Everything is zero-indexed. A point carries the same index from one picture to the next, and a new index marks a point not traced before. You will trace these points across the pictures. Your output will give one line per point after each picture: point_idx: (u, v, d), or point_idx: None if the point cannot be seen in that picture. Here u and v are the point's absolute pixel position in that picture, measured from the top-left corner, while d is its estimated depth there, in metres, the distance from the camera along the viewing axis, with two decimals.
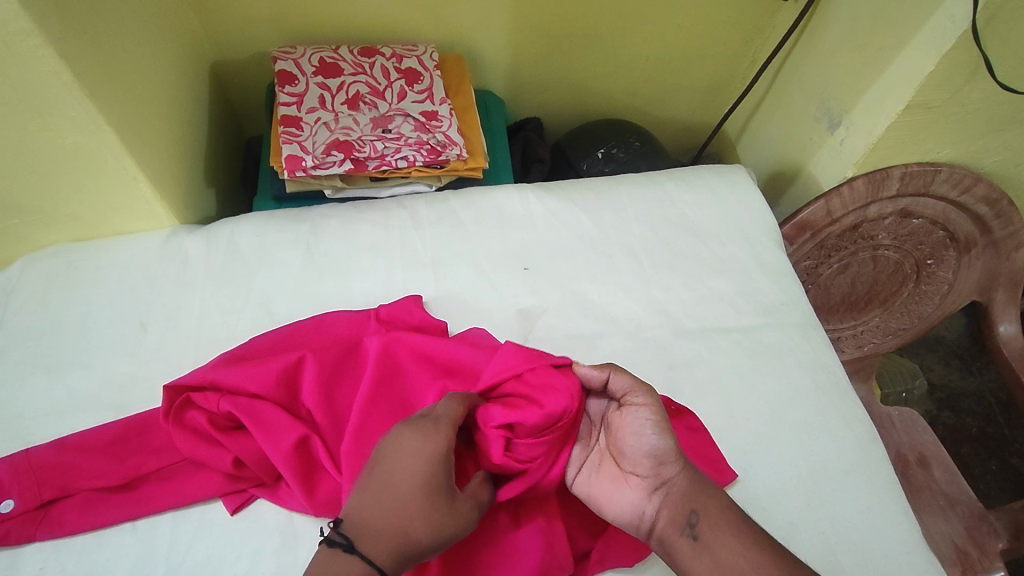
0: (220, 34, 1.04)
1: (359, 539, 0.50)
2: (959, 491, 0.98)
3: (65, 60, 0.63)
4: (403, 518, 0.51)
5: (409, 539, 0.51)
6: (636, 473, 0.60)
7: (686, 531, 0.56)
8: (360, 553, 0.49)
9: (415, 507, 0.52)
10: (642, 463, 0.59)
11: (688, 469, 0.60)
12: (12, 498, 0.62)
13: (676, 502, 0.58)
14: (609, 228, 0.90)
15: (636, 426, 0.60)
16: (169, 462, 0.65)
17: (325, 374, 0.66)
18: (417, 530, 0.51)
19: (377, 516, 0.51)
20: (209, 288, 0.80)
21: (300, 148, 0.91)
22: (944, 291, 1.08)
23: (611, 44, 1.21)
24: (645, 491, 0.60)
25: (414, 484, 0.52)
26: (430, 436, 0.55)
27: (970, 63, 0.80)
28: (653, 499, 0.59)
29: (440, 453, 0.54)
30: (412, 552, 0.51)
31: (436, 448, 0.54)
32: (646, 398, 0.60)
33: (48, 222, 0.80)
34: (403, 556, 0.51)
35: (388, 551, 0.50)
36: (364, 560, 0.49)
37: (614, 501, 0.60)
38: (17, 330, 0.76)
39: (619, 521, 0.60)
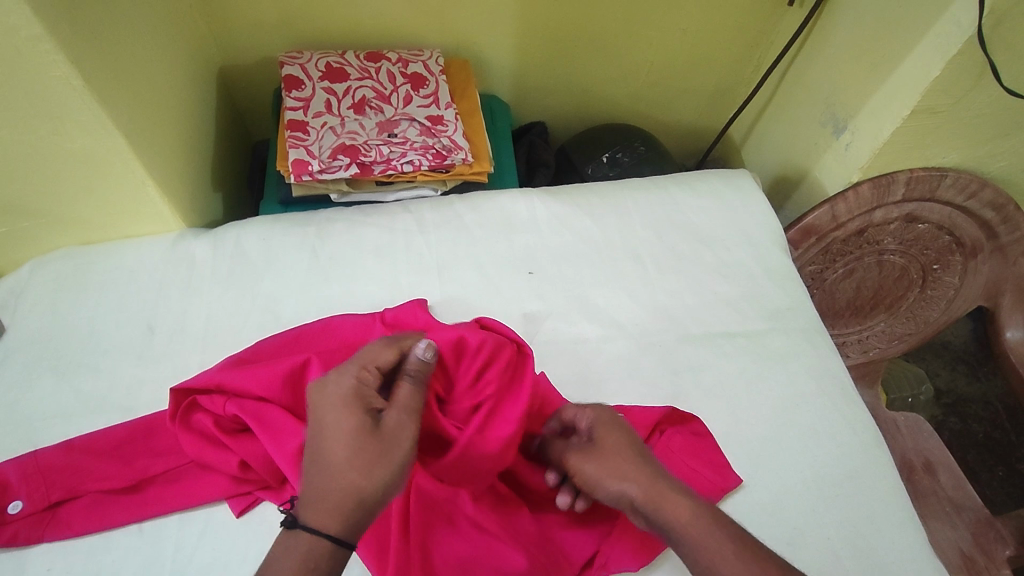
0: (227, 39, 1.05)
1: (301, 512, 0.49)
2: (965, 497, 0.98)
3: (75, 66, 0.64)
4: (339, 474, 0.50)
5: (352, 491, 0.50)
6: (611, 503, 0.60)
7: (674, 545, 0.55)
8: (305, 527, 0.49)
9: (347, 458, 0.51)
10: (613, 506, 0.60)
11: (637, 481, 0.58)
12: (20, 499, 0.62)
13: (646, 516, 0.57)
14: (614, 232, 0.91)
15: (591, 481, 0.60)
16: (175, 465, 0.66)
17: None
18: (358, 479, 0.50)
19: (314, 484, 0.50)
20: (216, 292, 0.81)
21: (306, 152, 0.92)
22: (950, 296, 1.07)
23: (616, 49, 1.21)
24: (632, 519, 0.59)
25: (337, 436, 0.52)
26: (335, 382, 0.55)
27: (976, 68, 0.80)
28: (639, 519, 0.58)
29: (349, 396, 0.54)
30: (362, 505, 0.50)
31: (345, 393, 0.54)
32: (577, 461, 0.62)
33: (56, 226, 0.81)
34: (356, 514, 0.50)
35: (333, 514, 0.49)
36: (311, 531, 0.48)
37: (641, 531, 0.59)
38: (27, 332, 0.76)
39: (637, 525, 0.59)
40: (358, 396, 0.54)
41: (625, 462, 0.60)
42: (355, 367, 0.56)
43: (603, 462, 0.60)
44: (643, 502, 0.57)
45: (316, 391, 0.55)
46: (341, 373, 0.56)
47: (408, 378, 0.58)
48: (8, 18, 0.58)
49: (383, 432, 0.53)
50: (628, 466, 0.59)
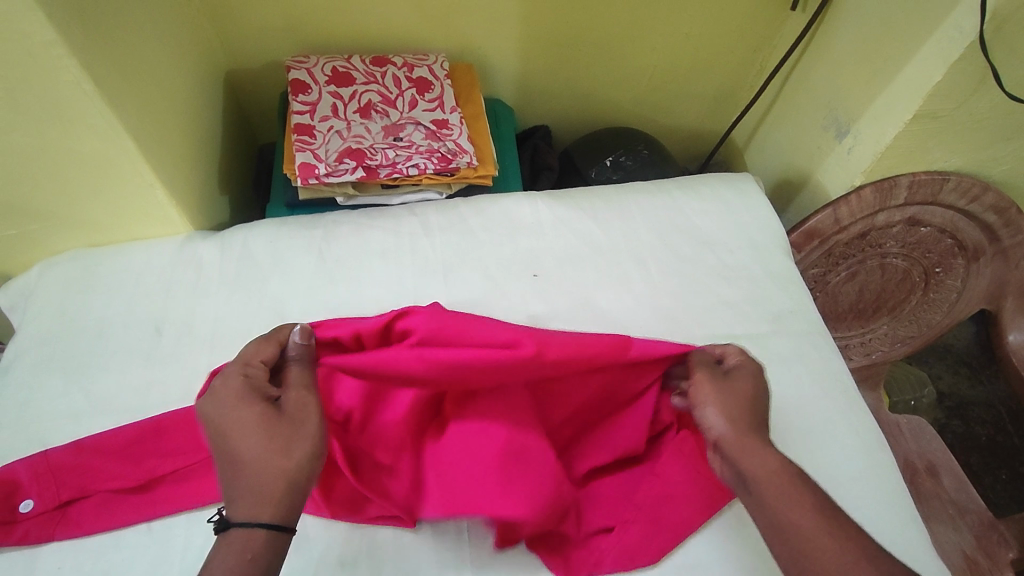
0: (234, 44, 1.06)
1: (232, 509, 0.51)
2: (968, 499, 0.98)
3: (86, 70, 0.65)
4: (258, 464, 0.52)
5: (277, 475, 0.52)
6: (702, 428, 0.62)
7: (741, 487, 0.57)
8: (238, 522, 0.50)
9: (259, 449, 0.52)
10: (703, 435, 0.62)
11: (737, 424, 0.59)
12: (32, 498, 0.63)
13: (728, 453, 0.58)
14: (618, 236, 0.91)
15: (699, 402, 0.62)
16: (185, 465, 0.66)
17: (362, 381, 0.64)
18: (278, 464, 0.52)
19: (238, 481, 0.51)
20: (223, 294, 0.81)
21: (313, 155, 0.93)
22: (952, 299, 1.08)
23: (619, 54, 1.22)
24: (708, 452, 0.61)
25: (242, 430, 0.53)
26: (220, 385, 0.56)
27: (978, 73, 0.81)
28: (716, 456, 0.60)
29: (241, 392, 0.55)
30: (292, 486, 0.52)
31: (237, 391, 0.55)
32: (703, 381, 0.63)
33: (65, 228, 0.82)
34: (288, 496, 0.52)
35: (262, 504, 0.50)
36: (245, 524, 0.50)
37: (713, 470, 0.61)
38: (37, 333, 0.77)
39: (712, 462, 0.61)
40: (251, 389, 0.56)
41: (739, 407, 0.61)
42: (238, 365, 0.58)
43: (728, 395, 0.61)
44: (732, 444, 0.58)
45: (208, 398, 0.56)
46: (226, 376, 0.57)
47: (293, 362, 0.60)
48: (23, 23, 0.58)
49: (288, 414, 0.55)
50: (737, 411, 0.60)
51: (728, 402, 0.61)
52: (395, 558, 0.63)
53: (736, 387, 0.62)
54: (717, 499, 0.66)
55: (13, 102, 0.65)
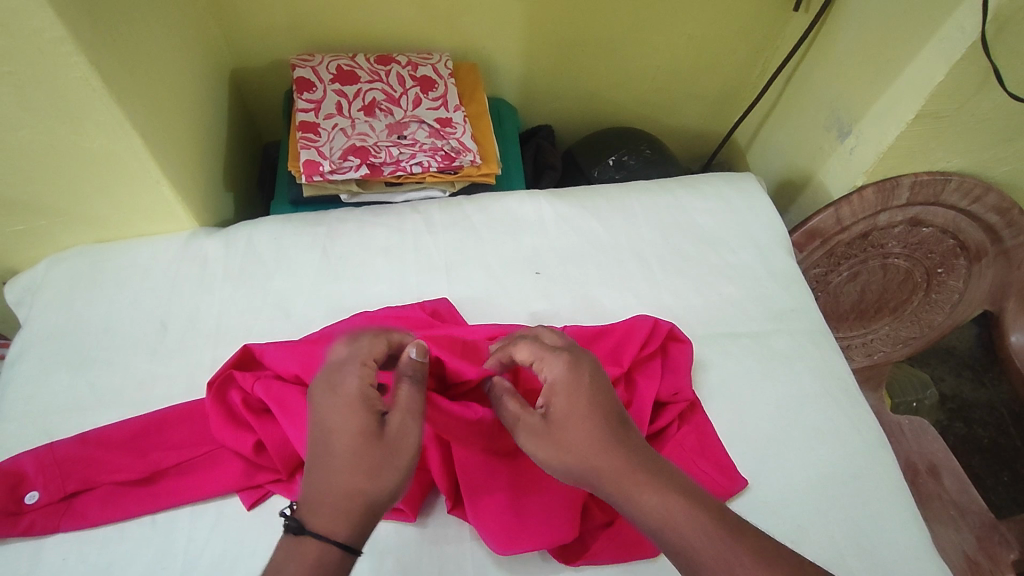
0: (240, 42, 1.07)
1: (308, 519, 0.50)
2: (970, 500, 0.98)
3: (95, 67, 0.65)
4: (346, 479, 0.51)
5: (356, 495, 0.51)
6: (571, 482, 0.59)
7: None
8: (312, 533, 0.50)
9: (352, 465, 0.52)
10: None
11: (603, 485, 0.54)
12: (37, 490, 0.64)
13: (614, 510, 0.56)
14: (619, 234, 0.92)
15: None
16: (188, 457, 0.67)
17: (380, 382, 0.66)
18: (363, 485, 0.51)
19: (321, 491, 0.51)
20: (228, 290, 0.82)
21: (317, 153, 0.93)
22: (954, 300, 1.08)
23: (623, 54, 1.23)
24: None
25: (344, 441, 0.53)
26: (336, 389, 0.55)
27: (980, 73, 0.81)
28: None
29: (352, 400, 0.54)
30: (368, 509, 0.51)
31: (351, 399, 0.54)
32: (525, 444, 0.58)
33: (73, 224, 0.82)
34: (363, 516, 0.51)
35: (338, 521, 0.50)
36: (318, 537, 0.49)
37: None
38: (43, 327, 0.78)
39: None
40: (363, 399, 0.54)
41: (577, 454, 0.55)
42: (354, 367, 0.56)
43: (556, 447, 0.56)
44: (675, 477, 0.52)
45: (321, 396, 0.55)
46: (343, 375, 0.56)
47: (405, 378, 0.56)
48: (34, 21, 0.59)
49: (387, 438, 0.53)
50: (568, 463, 0.55)
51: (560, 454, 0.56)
52: (396, 551, 0.64)
53: (566, 428, 0.56)
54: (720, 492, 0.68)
55: (23, 98, 0.65)
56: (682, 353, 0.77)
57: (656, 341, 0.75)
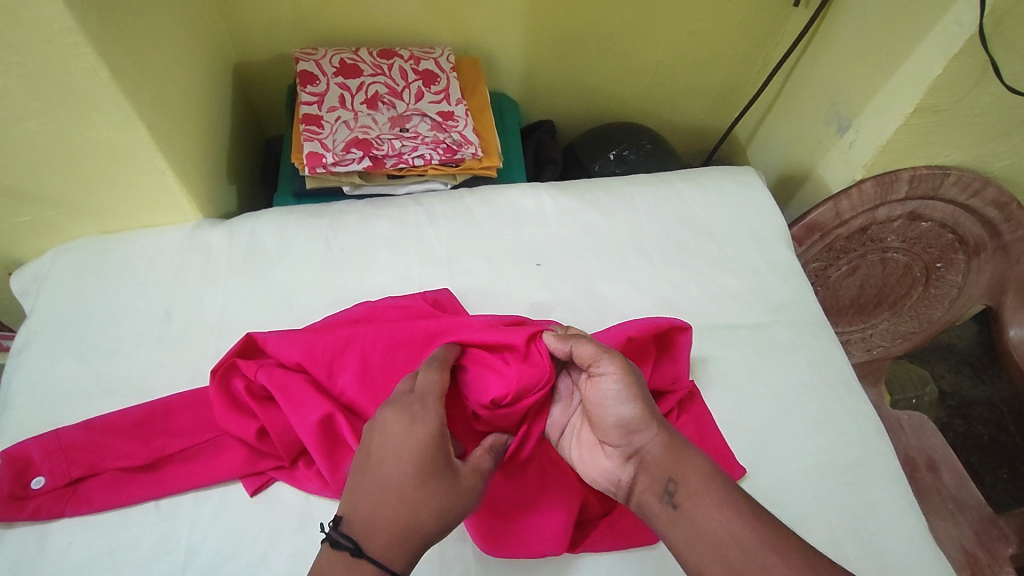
0: (243, 36, 1.07)
1: (366, 542, 0.50)
2: (968, 495, 0.98)
3: (102, 58, 0.66)
4: (410, 510, 0.51)
5: (417, 526, 0.51)
6: (609, 443, 0.61)
7: (665, 499, 0.55)
8: (371, 558, 0.50)
9: (422, 499, 0.52)
10: (612, 434, 0.60)
11: (664, 433, 0.59)
12: (43, 475, 0.64)
13: (653, 470, 0.57)
14: (620, 226, 0.92)
15: (604, 396, 0.60)
16: (192, 444, 0.67)
17: (364, 363, 0.67)
18: (427, 517, 0.52)
19: (382, 517, 0.51)
20: (231, 281, 0.82)
21: (320, 145, 0.94)
22: (953, 294, 1.08)
23: (624, 49, 1.23)
24: (619, 459, 0.60)
25: (416, 471, 0.52)
26: (418, 419, 0.54)
27: (978, 67, 0.81)
28: (628, 467, 0.60)
29: (432, 438, 0.54)
30: (422, 539, 0.52)
31: (433, 432, 0.54)
32: (615, 362, 0.60)
33: (79, 215, 0.83)
34: (415, 548, 0.52)
35: (395, 549, 0.51)
36: (374, 563, 0.50)
37: (589, 466, 0.62)
38: (49, 317, 0.79)
39: (598, 483, 0.62)
40: (442, 439, 0.54)
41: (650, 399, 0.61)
42: (434, 400, 0.56)
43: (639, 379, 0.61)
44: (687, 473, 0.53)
45: (398, 422, 0.54)
46: (423, 411, 0.55)
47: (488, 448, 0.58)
48: (43, 11, 0.60)
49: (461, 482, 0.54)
50: (645, 396, 0.60)
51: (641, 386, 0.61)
52: None
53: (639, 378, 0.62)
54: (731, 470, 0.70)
55: (31, 88, 0.66)
56: (683, 343, 0.75)
57: (650, 336, 0.73)
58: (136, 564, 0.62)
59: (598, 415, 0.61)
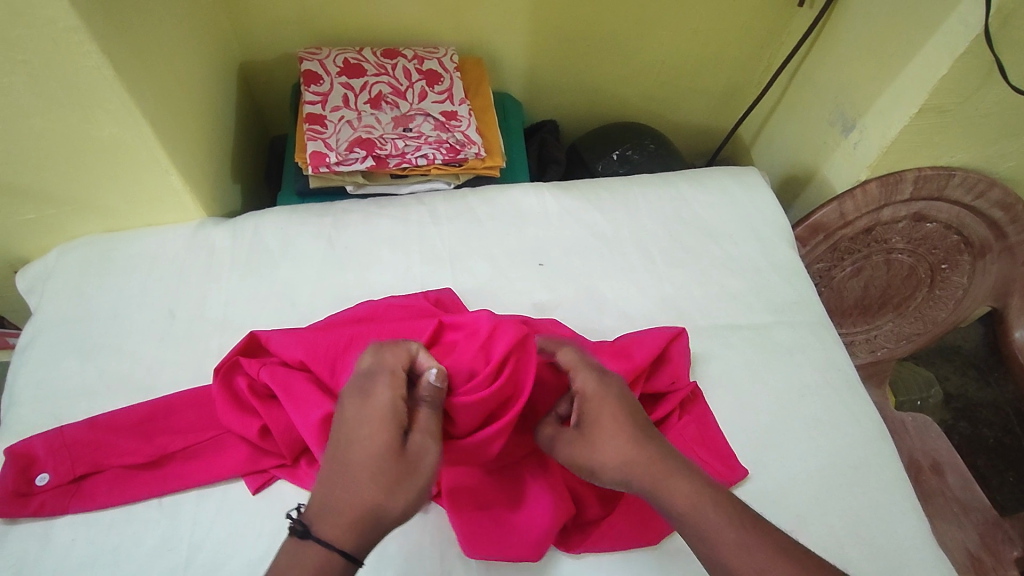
0: (247, 35, 1.08)
1: (316, 524, 0.49)
2: (973, 497, 0.98)
3: (106, 56, 0.66)
4: (359, 493, 0.50)
5: (370, 508, 0.50)
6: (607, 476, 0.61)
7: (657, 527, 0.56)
8: (317, 539, 0.49)
9: (370, 479, 0.50)
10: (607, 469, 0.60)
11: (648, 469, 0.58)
12: (47, 472, 0.65)
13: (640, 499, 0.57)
14: (623, 226, 0.92)
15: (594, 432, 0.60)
16: (194, 442, 0.68)
17: None
18: (377, 500, 0.50)
19: (334, 498, 0.50)
20: (235, 280, 0.83)
21: (324, 145, 0.94)
22: (959, 296, 1.07)
23: (628, 49, 1.23)
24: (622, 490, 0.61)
25: (367, 452, 0.51)
26: (371, 394, 0.54)
27: (984, 68, 0.81)
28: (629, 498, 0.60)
29: (384, 412, 0.53)
30: (377, 526, 0.50)
31: (384, 409, 0.53)
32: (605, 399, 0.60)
33: (83, 214, 0.83)
34: (366, 532, 0.50)
35: (345, 529, 0.49)
36: (322, 544, 0.48)
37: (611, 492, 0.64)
38: (54, 314, 0.79)
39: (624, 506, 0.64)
40: (393, 414, 0.53)
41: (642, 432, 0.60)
42: (387, 376, 0.55)
43: (618, 396, 0.61)
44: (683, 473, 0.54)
45: (351, 401, 0.55)
46: (376, 387, 0.55)
47: (422, 403, 0.57)
48: (46, 10, 0.60)
49: (408, 454, 0.52)
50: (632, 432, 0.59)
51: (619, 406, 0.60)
52: (399, 534, 0.64)
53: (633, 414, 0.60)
54: (726, 471, 0.70)
55: (35, 86, 0.67)
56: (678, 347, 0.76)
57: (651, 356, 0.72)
58: (139, 561, 0.62)
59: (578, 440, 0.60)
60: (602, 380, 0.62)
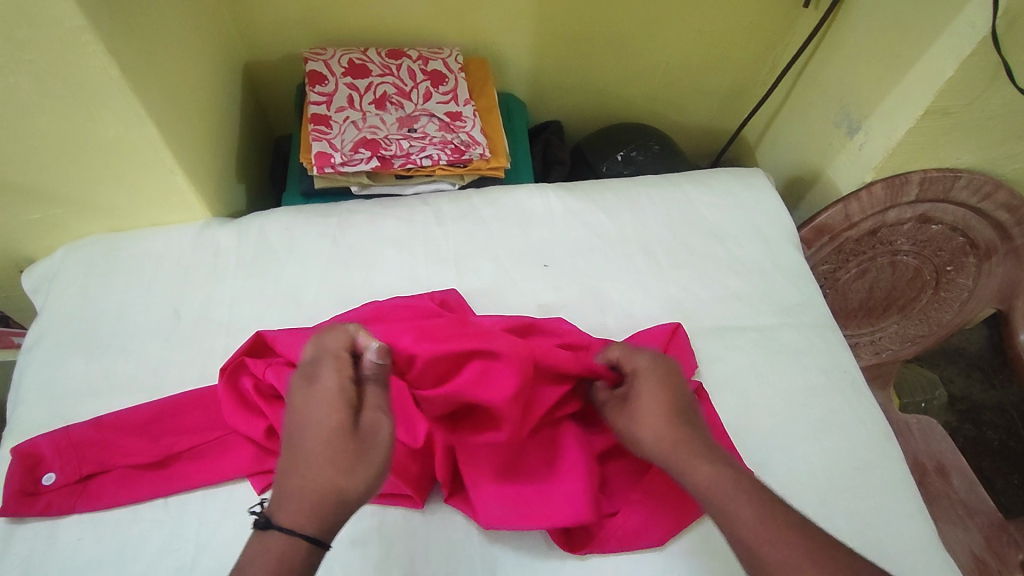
0: (252, 35, 1.08)
1: (275, 513, 0.49)
2: (978, 500, 0.97)
3: (112, 56, 0.66)
4: (320, 474, 0.51)
5: (332, 488, 0.50)
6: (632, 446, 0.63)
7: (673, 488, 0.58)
8: (279, 527, 0.48)
9: (327, 460, 0.51)
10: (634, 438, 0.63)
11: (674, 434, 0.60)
12: (53, 472, 0.65)
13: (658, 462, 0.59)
14: (627, 227, 0.92)
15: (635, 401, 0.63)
16: (200, 442, 0.68)
17: None
18: (338, 480, 0.51)
19: (295, 484, 0.50)
20: (240, 280, 0.83)
21: (329, 145, 0.94)
22: (964, 298, 1.07)
23: (633, 50, 1.23)
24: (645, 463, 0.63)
25: (321, 434, 0.52)
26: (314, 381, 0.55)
27: (990, 69, 0.81)
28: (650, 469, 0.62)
29: (330, 394, 0.53)
30: (341, 506, 0.50)
31: (331, 391, 0.54)
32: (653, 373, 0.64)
33: (89, 214, 0.84)
34: (329, 512, 0.50)
35: (307, 511, 0.49)
36: (283, 531, 0.48)
37: None
38: (60, 313, 0.79)
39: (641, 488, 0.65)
40: (341, 395, 0.53)
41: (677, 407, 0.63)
42: (330, 360, 0.55)
43: (667, 376, 0.64)
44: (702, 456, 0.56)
45: (298, 390, 0.55)
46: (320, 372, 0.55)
47: (368, 381, 0.56)
48: (54, 10, 0.61)
49: (362, 432, 0.53)
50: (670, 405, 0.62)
51: (664, 382, 0.64)
52: (404, 534, 0.65)
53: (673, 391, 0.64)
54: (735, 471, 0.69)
55: (43, 87, 0.67)
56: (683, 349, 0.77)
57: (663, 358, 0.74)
58: (144, 561, 0.62)
59: (622, 412, 0.64)
60: (657, 360, 0.66)
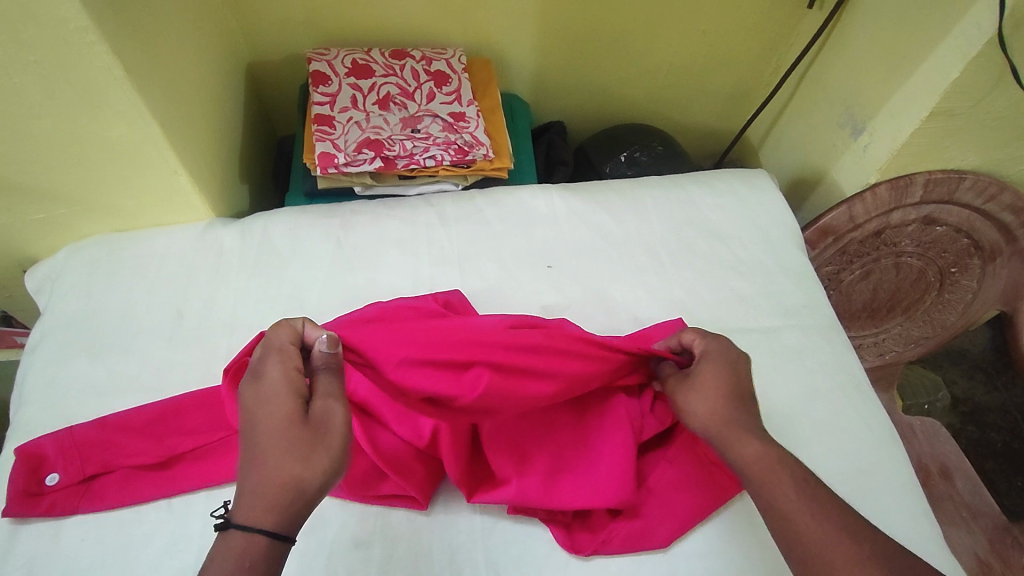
0: (256, 35, 1.08)
1: (234, 512, 0.49)
2: (983, 502, 0.97)
3: (116, 56, 0.66)
4: (274, 469, 0.50)
5: (290, 481, 0.49)
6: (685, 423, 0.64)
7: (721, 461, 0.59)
8: (236, 526, 0.48)
9: (280, 452, 0.50)
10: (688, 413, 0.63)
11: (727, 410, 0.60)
12: (57, 472, 0.65)
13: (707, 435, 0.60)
14: (631, 228, 0.92)
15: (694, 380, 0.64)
16: (204, 443, 0.68)
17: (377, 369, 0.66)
18: (295, 472, 0.50)
19: (249, 482, 0.50)
20: (243, 281, 0.83)
21: (332, 145, 0.94)
22: (968, 299, 1.07)
23: (636, 50, 1.23)
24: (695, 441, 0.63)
25: (272, 428, 0.51)
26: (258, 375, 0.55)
27: (996, 70, 0.80)
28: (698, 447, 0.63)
29: (277, 385, 0.53)
30: (301, 496, 0.50)
31: (276, 382, 0.54)
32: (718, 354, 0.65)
33: (92, 214, 0.84)
34: (287, 505, 0.49)
35: (263, 506, 0.48)
36: (241, 529, 0.48)
37: None
38: (63, 314, 0.79)
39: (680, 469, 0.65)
40: (287, 387, 0.53)
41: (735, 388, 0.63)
42: (275, 354, 0.56)
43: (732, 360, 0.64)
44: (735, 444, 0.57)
45: (245, 387, 0.55)
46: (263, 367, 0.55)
47: (319, 371, 0.56)
48: (59, 10, 0.60)
49: (313, 421, 0.52)
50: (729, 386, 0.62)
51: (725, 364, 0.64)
52: (407, 535, 0.64)
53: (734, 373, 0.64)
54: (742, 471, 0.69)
55: (47, 87, 0.67)
56: None
57: None
58: (147, 562, 0.62)
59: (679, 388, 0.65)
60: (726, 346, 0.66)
